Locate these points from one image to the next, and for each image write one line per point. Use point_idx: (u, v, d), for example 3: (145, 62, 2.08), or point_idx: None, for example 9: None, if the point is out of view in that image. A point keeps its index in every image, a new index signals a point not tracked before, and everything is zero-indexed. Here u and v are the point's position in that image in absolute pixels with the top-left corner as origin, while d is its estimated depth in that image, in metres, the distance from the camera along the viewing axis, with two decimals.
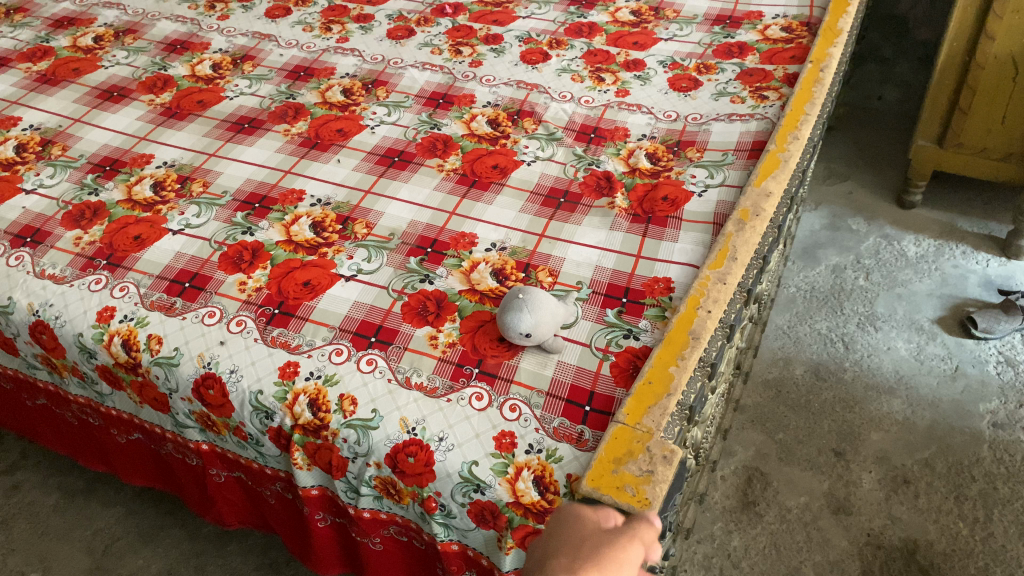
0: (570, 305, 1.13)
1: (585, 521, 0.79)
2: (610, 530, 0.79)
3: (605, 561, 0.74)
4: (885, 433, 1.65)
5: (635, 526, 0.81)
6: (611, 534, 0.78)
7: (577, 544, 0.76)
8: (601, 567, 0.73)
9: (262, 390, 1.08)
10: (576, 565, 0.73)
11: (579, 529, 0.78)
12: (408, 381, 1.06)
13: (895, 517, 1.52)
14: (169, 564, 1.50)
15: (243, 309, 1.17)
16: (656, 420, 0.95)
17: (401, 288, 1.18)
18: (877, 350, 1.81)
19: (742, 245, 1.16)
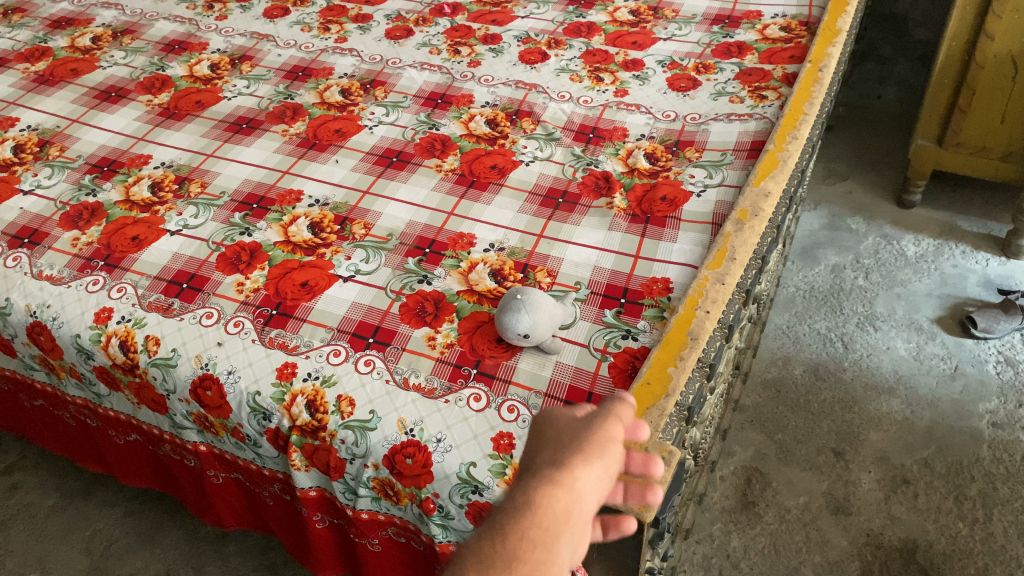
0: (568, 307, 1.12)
1: (555, 412, 0.65)
2: (588, 418, 0.64)
3: (592, 441, 0.61)
4: (885, 433, 1.65)
5: (613, 409, 0.66)
6: (594, 424, 0.63)
7: (555, 436, 0.62)
8: (586, 451, 0.60)
9: (260, 391, 1.07)
10: (560, 457, 0.60)
11: (551, 419, 0.65)
12: (406, 382, 1.05)
13: (894, 517, 1.52)
14: (168, 565, 1.50)
15: (241, 310, 1.16)
16: (655, 421, 0.95)
17: (399, 288, 1.18)
18: (876, 350, 1.81)
19: (741, 246, 1.16)
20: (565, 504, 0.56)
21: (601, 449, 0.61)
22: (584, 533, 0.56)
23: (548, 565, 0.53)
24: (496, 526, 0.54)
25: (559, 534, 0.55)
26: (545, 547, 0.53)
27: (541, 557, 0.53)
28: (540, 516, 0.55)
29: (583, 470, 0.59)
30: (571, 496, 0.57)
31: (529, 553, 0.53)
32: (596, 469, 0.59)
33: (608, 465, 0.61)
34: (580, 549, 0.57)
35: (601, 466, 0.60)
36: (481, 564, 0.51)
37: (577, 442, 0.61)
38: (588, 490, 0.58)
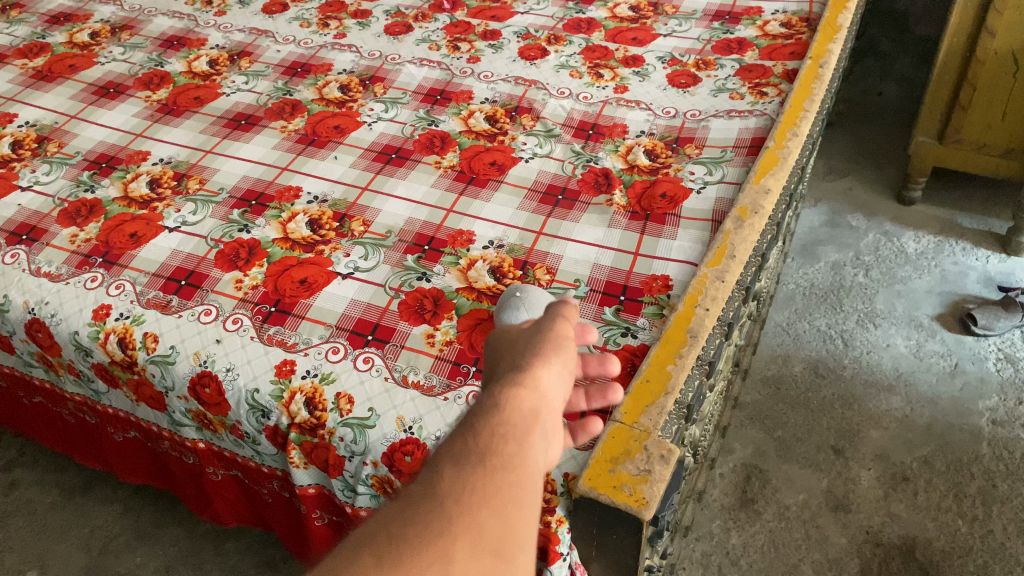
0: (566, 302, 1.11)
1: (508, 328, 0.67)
2: (540, 323, 0.65)
3: (548, 340, 0.62)
4: (884, 431, 1.65)
5: (562, 309, 0.66)
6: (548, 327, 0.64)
7: (509, 345, 0.63)
8: (545, 349, 0.61)
9: (258, 389, 1.07)
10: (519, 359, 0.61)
11: (504, 332, 0.66)
12: (405, 379, 1.05)
13: (893, 515, 1.51)
14: (167, 562, 1.50)
15: (239, 307, 1.16)
16: (654, 419, 0.94)
17: (398, 286, 1.18)
18: (876, 347, 1.81)
19: (740, 243, 1.16)
20: (533, 397, 0.57)
21: (558, 344, 0.61)
22: (555, 426, 0.57)
23: (525, 453, 0.53)
24: (468, 425, 0.54)
25: (531, 423, 0.55)
26: (520, 436, 0.53)
27: (517, 444, 0.52)
28: (506, 411, 0.55)
29: (546, 367, 0.59)
30: (538, 389, 0.57)
31: (504, 444, 0.52)
32: (558, 363, 0.60)
33: (567, 360, 0.61)
34: (553, 445, 0.57)
35: (560, 360, 0.61)
36: (456, 458, 0.51)
37: (533, 345, 0.62)
38: (552, 384, 0.59)
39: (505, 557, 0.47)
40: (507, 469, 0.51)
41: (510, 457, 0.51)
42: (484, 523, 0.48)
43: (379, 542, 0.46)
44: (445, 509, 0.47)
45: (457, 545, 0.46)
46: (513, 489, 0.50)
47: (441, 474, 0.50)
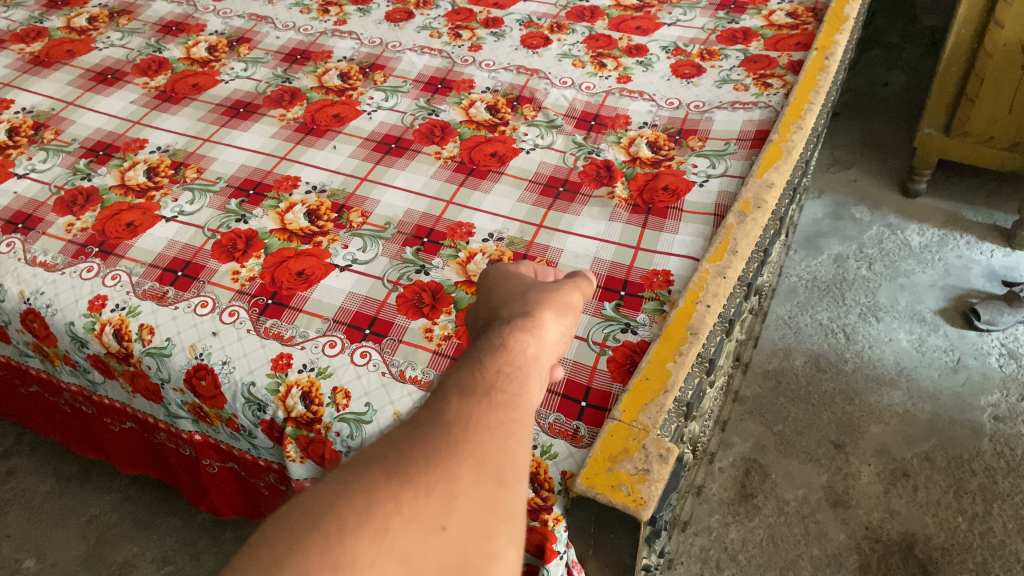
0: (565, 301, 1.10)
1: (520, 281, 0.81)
2: (539, 296, 0.78)
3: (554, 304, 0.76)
4: (885, 426, 1.64)
5: (565, 289, 0.81)
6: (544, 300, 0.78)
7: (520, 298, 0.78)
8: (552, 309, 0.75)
9: (255, 382, 1.06)
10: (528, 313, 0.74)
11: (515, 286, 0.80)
12: (402, 374, 1.04)
13: (893, 510, 1.51)
14: (164, 552, 1.49)
15: (236, 299, 1.15)
16: (653, 417, 0.93)
17: (396, 278, 1.17)
18: (878, 341, 1.80)
19: (743, 238, 1.14)
20: (529, 351, 0.70)
21: (555, 311, 0.76)
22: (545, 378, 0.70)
23: (519, 399, 0.65)
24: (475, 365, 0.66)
25: (527, 373, 0.68)
26: (516, 382, 0.66)
27: (514, 389, 0.65)
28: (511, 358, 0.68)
29: (541, 328, 0.73)
30: (534, 346, 0.70)
31: (504, 388, 0.65)
32: (551, 330, 0.73)
33: (562, 324, 0.76)
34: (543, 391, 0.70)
35: (553, 325, 0.74)
36: (464, 395, 0.63)
37: (532, 312, 0.75)
38: (546, 344, 0.72)
39: (501, 484, 0.58)
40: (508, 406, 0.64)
41: (509, 401, 0.63)
42: (483, 450, 0.59)
43: (397, 457, 0.56)
44: (452, 435, 0.59)
45: (461, 465, 0.57)
46: (508, 425, 0.62)
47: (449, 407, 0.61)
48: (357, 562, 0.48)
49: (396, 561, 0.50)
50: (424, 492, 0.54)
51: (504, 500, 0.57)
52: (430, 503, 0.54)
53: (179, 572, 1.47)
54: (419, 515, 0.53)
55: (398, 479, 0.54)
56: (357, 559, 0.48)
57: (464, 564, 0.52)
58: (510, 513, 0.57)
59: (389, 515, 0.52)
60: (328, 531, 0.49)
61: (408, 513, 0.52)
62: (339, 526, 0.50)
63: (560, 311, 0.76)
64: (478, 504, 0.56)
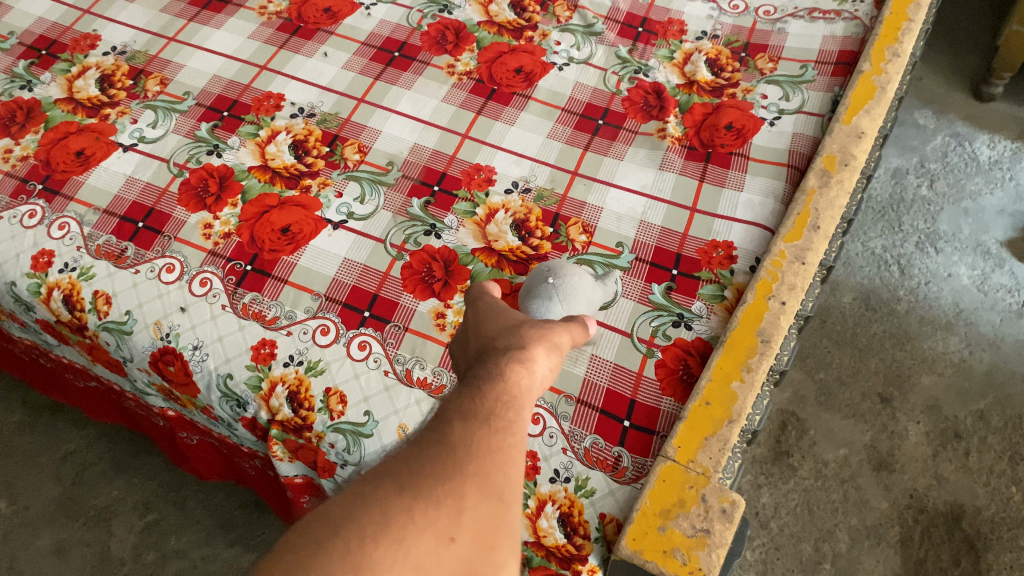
0: (614, 279, 0.90)
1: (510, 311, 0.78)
2: (530, 327, 0.74)
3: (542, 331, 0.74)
4: (938, 377, 1.49)
5: (561, 328, 0.78)
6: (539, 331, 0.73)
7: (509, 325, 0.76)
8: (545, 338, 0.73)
9: (232, 375, 0.89)
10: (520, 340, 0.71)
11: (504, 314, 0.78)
12: (409, 376, 0.87)
13: (941, 477, 1.38)
14: (147, 498, 1.37)
15: (208, 263, 0.95)
16: (714, 458, 0.77)
17: (401, 242, 0.97)
18: (935, 277, 1.61)
19: (825, 209, 0.93)
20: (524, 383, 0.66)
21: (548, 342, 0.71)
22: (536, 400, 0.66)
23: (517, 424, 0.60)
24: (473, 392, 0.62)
25: (525, 401, 0.63)
26: (517, 409, 0.61)
27: (515, 413, 0.60)
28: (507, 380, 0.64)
29: (534, 358, 0.69)
30: (529, 377, 0.66)
31: (504, 414, 0.60)
32: (543, 362, 0.69)
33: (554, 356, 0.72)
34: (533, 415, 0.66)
35: (546, 355, 0.71)
36: (465, 419, 0.57)
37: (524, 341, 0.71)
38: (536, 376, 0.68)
39: (509, 501, 0.53)
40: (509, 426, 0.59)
41: (511, 424, 0.58)
42: (487, 471, 0.53)
43: (409, 473, 0.51)
44: (457, 453, 0.54)
45: (468, 481, 0.52)
46: (511, 447, 0.57)
47: (451, 431, 0.56)
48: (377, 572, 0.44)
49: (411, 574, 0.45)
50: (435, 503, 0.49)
51: (510, 518, 0.52)
52: (441, 516, 0.49)
53: (164, 521, 1.35)
54: (430, 525, 0.48)
55: (411, 492, 0.50)
56: (376, 567, 0.45)
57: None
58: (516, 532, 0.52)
59: (402, 524, 0.47)
60: (347, 538, 0.45)
61: (419, 524, 0.48)
62: (354, 533, 0.46)
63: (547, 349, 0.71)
64: (486, 521, 0.50)
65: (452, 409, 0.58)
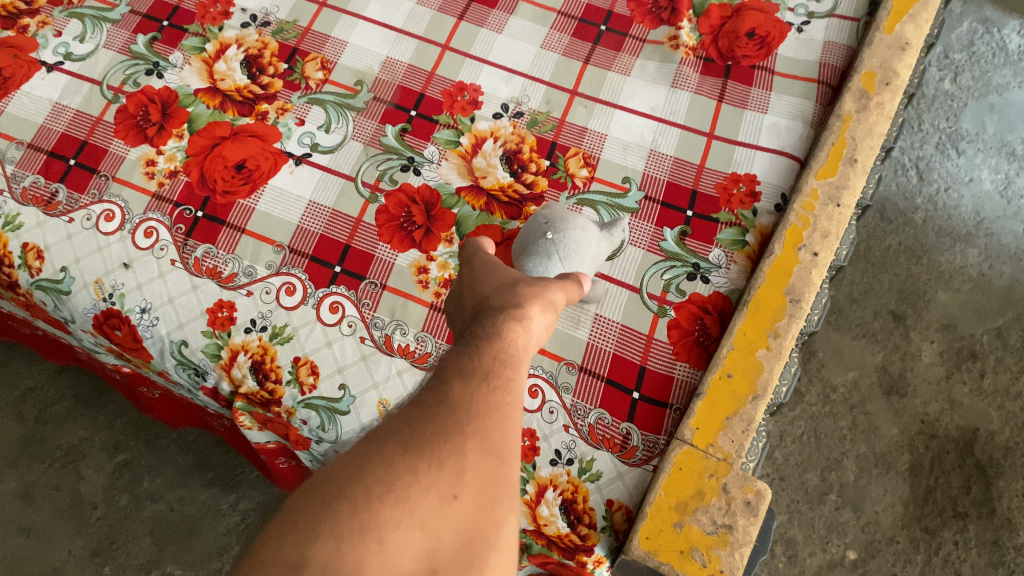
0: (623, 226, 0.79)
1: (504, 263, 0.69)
2: (529, 282, 0.63)
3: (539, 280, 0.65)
4: (955, 293, 1.39)
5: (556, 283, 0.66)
6: (539, 285, 0.63)
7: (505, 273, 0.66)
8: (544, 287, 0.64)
9: (187, 342, 0.78)
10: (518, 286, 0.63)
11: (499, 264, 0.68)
12: (388, 343, 0.76)
13: (954, 400, 1.32)
14: (116, 437, 1.29)
15: (153, 209, 0.83)
16: (736, 441, 0.68)
17: (374, 181, 0.84)
18: (955, 182, 1.48)
19: (863, 136, 0.80)
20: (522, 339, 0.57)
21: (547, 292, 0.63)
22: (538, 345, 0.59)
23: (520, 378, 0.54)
24: (470, 344, 0.54)
25: (527, 353, 0.56)
26: (517, 364, 0.54)
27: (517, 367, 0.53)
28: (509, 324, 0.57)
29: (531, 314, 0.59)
30: (527, 332, 0.57)
31: (504, 367, 0.53)
32: (542, 317, 0.60)
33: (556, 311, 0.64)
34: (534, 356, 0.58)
35: (544, 312, 0.60)
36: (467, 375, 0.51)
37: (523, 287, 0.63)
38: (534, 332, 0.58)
39: (512, 456, 0.47)
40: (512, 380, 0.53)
41: (511, 380, 0.51)
42: (487, 426, 0.47)
43: (410, 431, 0.45)
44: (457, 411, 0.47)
45: (469, 438, 0.45)
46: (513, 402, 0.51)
47: (450, 387, 0.49)
48: (384, 540, 0.39)
49: (415, 537, 0.40)
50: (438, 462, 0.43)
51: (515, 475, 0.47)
52: (444, 474, 0.43)
53: (136, 462, 1.28)
54: (433, 483, 0.42)
55: (415, 449, 0.44)
56: (380, 531, 0.39)
57: (477, 541, 0.41)
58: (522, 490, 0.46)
59: (405, 483, 0.41)
60: (351, 501, 0.40)
61: (422, 483, 0.42)
62: (359, 495, 0.40)
63: (549, 302, 0.61)
64: (490, 481, 0.44)
65: (451, 360, 0.51)
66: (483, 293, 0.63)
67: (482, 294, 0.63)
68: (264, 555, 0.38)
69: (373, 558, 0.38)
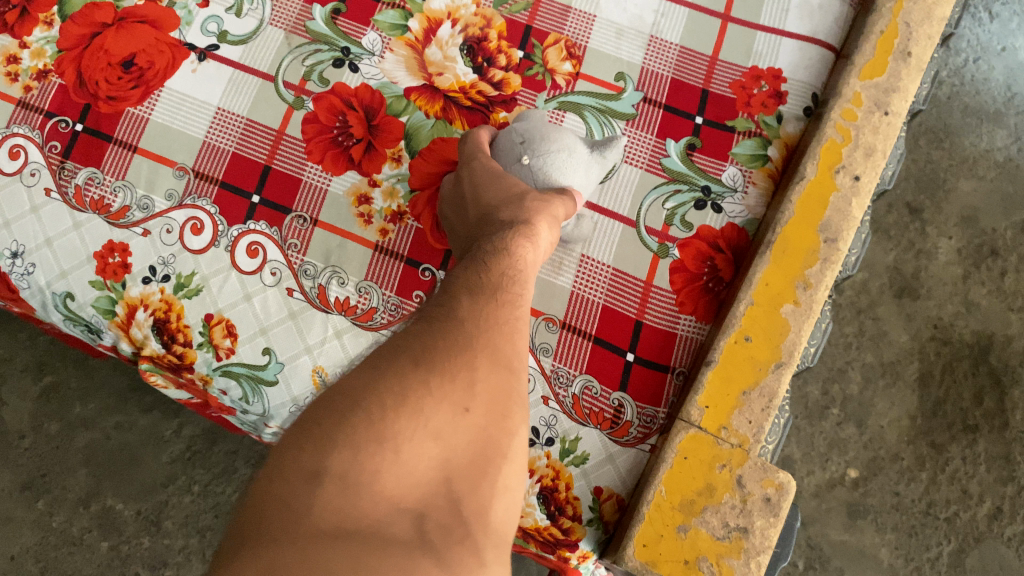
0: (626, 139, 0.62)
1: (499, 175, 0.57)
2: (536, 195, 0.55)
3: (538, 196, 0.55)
4: (978, 182, 1.19)
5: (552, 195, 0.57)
6: (546, 197, 0.55)
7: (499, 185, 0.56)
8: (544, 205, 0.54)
9: (72, 294, 0.63)
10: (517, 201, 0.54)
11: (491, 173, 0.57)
12: (323, 295, 0.62)
13: (971, 303, 1.16)
14: (39, 358, 1.10)
15: (18, 122, 0.65)
16: (754, 422, 0.55)
17: (300, 81, 0.66)
18: (985, 51, 1.22)
19: (920, 22, 0.62)
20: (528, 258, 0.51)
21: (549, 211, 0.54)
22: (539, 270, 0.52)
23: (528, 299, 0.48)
24: (475, 261, 0.49)
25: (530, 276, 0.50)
26: (525, 284, 0.49)
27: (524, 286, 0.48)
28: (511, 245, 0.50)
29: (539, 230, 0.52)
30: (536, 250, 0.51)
31: (512, 286, 0.48)
32: (549, 232, 0.53)
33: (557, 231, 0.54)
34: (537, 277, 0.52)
35: (552, 229, 0.53)
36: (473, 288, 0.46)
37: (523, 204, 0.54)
38: (541, 249, 0.52)
39: (520, 372, 0.44)
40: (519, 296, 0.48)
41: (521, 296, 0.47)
42: (497, 340, 0.43)
43: (418, 345, 0.41)
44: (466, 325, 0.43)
45: (479, 351, 0.42)
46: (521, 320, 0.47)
47: (457, 304, 0.45)
48: (400, 447, 0.36)
49: (429, 447, 0.37)
50: (451, 375, 0.39)
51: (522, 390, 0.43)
52: (455, 387, 0.39)
53: (64, 385, 1.09)
54: (446, 395, 0.39)
55: (427, 362, 0.40)
56: (397, 439, 0.36)
57: (489, 452, 0.39)
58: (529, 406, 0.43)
59: (418, 395, 0.38)
60: (367, 410, 0.36)
61: (435, 395, 0.38)
62: (374, 404, 0.36)
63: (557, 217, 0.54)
64: (500, 394, 0.41)
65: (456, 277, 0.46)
66: (486, 205, 0.55)
67: (486, 207, 0.55)
68: (278, 463, 0.35)
69: (390, 468, 0.35)
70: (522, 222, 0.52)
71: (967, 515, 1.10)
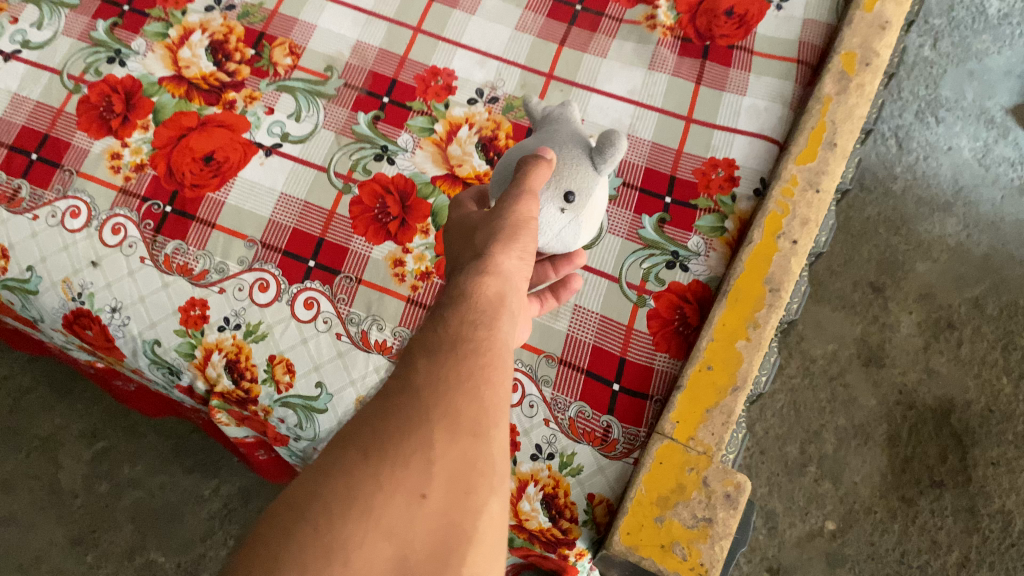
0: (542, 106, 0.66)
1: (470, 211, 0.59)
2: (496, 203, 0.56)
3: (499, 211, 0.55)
4: (934, 263, 1.34)
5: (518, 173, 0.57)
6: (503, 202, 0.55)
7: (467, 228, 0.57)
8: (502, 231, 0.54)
9: (160, 341, 0.77)
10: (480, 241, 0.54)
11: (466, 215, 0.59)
12: (365, 338, 0.76)
13: (932, 370, 1.29)
14: (94, 425, 1.22)
15: (119, 205, 0.81)
16: (716, 433, 0.68)
17: (347, 171, 0.82)
18: (933, 151, 1.39)
19: (843, 120, 0.78)
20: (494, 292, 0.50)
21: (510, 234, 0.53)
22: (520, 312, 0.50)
23: (496, 353, 0.46)
24: (435, 323, 0.46)
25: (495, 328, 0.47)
26: (490, 329, 0.47)
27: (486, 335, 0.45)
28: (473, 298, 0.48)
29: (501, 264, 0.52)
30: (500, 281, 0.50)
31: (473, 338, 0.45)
32: (511, 258, 0.52)
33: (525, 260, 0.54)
34: (519, 325, 0.51)
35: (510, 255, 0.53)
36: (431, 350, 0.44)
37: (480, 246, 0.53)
38: (507, 277, 0.51)
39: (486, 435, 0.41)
40: (481, 351, 0.45)
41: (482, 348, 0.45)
42: (455, 404, 0.41)
43: (367, 429, 0.39)
44: (422, 395, 0.41)
45: (435, 423, 0.39)
46: (486, 373, 0.44)
47: (413, 371, 0.43)
48: (349, 558, 0.33)
49: (383, 547, 0.35)
50: (402, 460, 0.37)
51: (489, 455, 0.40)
52: (408, 472, 0.37)
53: (116, 449, 1.21)
54: (398, 484, 0.36)
55: (377, 451, 0.37)
56: (345, 550, 0.34)
57: (452, 539, 0.36)
58: (497, 472, 0.40)
59: (367, 493, 0.35)
60: (312, 520, 0.34)
61: (386, 488, 0.36)
62: (321, 511, 0.34)
63: (517, 231, 0.54)
64: (461, 466, 0.39)
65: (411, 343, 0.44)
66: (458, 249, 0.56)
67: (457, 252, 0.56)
68: None
69: None
70: (482, 263, 0.51)
71: (937, 563, 1.19)
